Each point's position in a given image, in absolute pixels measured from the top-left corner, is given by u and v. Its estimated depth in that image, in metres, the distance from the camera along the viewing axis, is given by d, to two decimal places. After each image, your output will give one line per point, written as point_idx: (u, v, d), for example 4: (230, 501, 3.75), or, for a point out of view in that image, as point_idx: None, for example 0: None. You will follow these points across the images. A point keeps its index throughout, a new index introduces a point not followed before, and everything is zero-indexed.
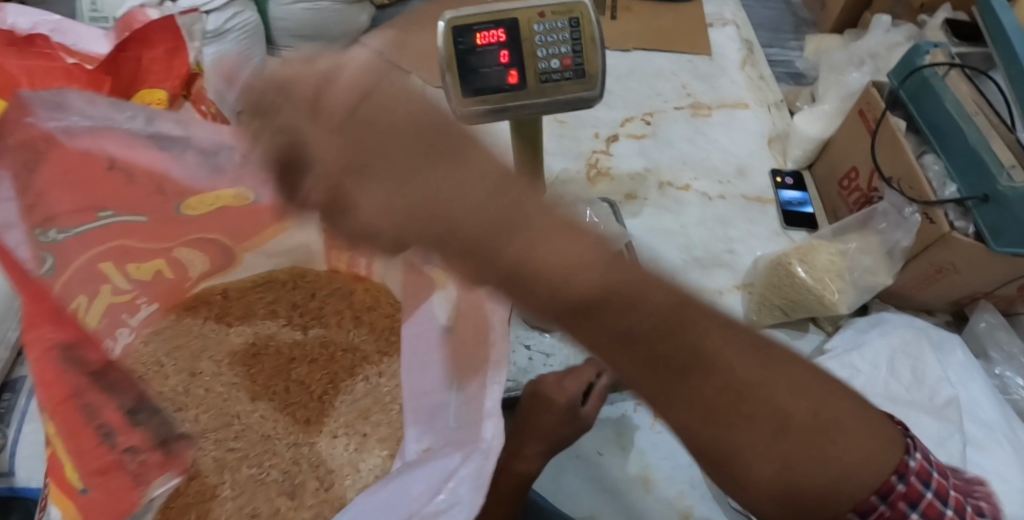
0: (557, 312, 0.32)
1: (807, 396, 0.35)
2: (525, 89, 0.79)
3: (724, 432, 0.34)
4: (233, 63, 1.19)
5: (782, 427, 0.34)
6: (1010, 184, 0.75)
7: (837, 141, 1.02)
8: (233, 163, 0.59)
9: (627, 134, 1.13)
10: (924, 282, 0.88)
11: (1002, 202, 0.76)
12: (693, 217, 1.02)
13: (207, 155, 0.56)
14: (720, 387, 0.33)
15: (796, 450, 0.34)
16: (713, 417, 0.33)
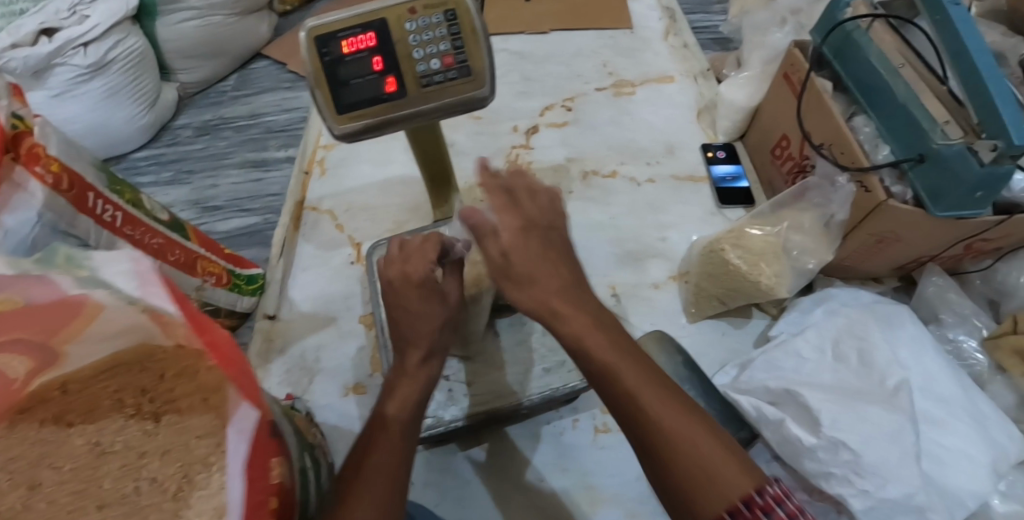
0: (602, 352, 0.55)
1: (692, 423, 0.51)
2: (407, 96, 0.73)
3: (681, 438, 0.50)
4: (121, 95, 1.10)
5: (669, 419, 0.51)
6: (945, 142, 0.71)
7: (766, 108, 0.96)
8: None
9: (547, 123, 1.06)
10: (866, 252, 0.83)
11: (939, 163, 0.72)
12: (622, 206, 0.96)
13: None
14: (625, 395, 0.53)
15: (681, 451, 0.50)
16: (672, 430, 0.50)
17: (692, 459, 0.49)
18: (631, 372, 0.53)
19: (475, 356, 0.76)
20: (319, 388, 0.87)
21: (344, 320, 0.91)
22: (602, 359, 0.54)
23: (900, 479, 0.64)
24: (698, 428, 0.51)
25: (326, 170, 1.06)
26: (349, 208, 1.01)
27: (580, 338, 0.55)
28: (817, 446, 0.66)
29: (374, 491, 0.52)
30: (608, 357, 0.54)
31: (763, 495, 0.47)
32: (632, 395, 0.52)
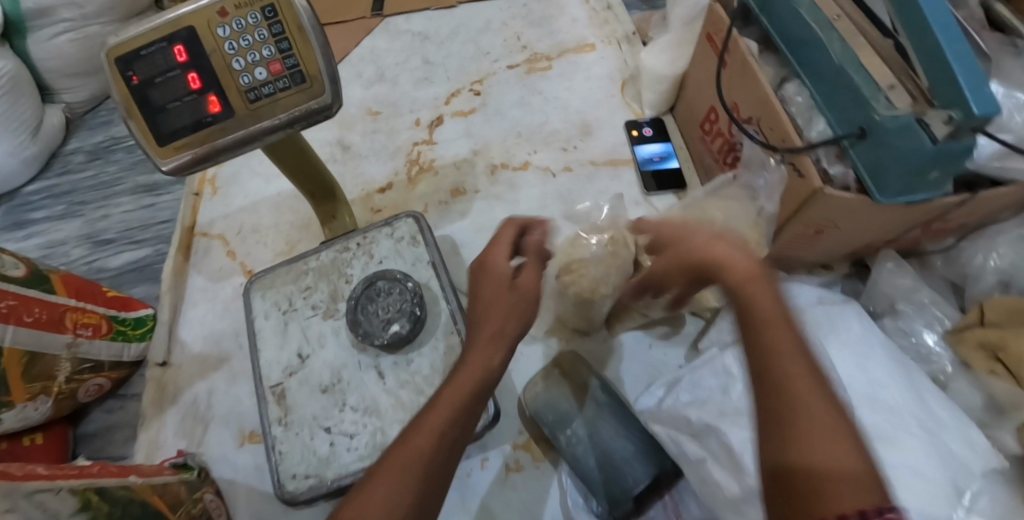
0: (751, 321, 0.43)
1: (833, 414, 0.39)
2: (234, 115, 0.62)
3: (816, 417, 0.39)
4: None
5: (818, 402, 0.39)
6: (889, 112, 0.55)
7: (691, 76, 0.83)
8: None
9: (451, 112, 0.95)
10: (806, 241, 0.70)
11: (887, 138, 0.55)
12: (532, 202, 0.86)
13: None
14: (769, 363, 0.41)
15: (811, 438, 0.38)
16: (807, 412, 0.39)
17: (825, 458, 0.37)
18: (766, 304, 0.44)
19: (355, 404, 0.67)
20: (213, 438, 0.80)
21: (237, 360, 0.84)
22: (739, 278, 0.45)
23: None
24: (838, 412, 0.39)
25: (217, 189, 0.96)
26: (240, 231, 0.92)
27: (738, 271, 0.45)
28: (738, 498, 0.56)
29: (386, 477, 0.43)
30: (740, 262, 0.46)
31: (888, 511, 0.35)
32: (788, 355, 0.41)
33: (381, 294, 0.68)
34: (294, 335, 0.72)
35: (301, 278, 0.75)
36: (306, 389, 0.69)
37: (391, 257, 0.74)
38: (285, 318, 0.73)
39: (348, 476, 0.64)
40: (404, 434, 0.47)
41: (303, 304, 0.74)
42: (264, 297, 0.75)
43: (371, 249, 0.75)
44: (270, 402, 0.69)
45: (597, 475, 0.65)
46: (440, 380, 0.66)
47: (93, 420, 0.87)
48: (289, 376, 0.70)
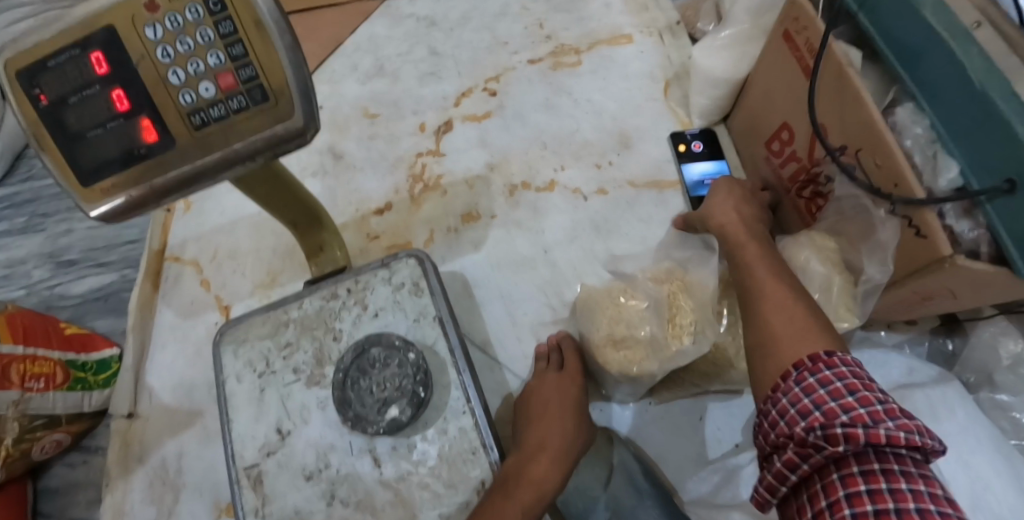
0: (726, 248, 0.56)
1: (785, 311, 0.46)
2: (176, 143, 0.49)
3: (763, 298, 0.48)
4: None
5: (775, 308, 0.46)
6: None
7: (756, 82, 0.68)
8: None
9: (461, 116, 0.81)
10: (907, 305, 0.57)
11: None
12: (557, 231, 0.72)
13: None
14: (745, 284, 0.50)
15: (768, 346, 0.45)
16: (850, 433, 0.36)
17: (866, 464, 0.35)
18: (782, 321, 0.45)
19: (344, 493, 0.56)
20: (187, 507, 0.70)
21: (209, 416, 0.73)
22: (755, 306, 0.48)
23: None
24: (792, 318, 0.45)
25: (191, 204, 0.84)
26: (216, 258, 0.80)
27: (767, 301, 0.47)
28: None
29: None
30: (768, 286, 0.48)
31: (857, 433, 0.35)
32: (780, 332, 0.44)
33: (377, 364, 0.56)
34: (272, 405, 0.60)
35: (281, 332, 0.63)
36: (286, 475, 0.58)
37: (389, 308, 0.61)
38: (262, 382, 0.61)
39: None
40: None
41: (282, 366, 0.62)
42: (237, 355, 0.63)
43: (365, 298, 0.63)
44: (245, 489, 0.58)
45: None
46: (448, 475, 0.54)
47: (56, 474, 0.77)
48: (266, 456, 0.58)
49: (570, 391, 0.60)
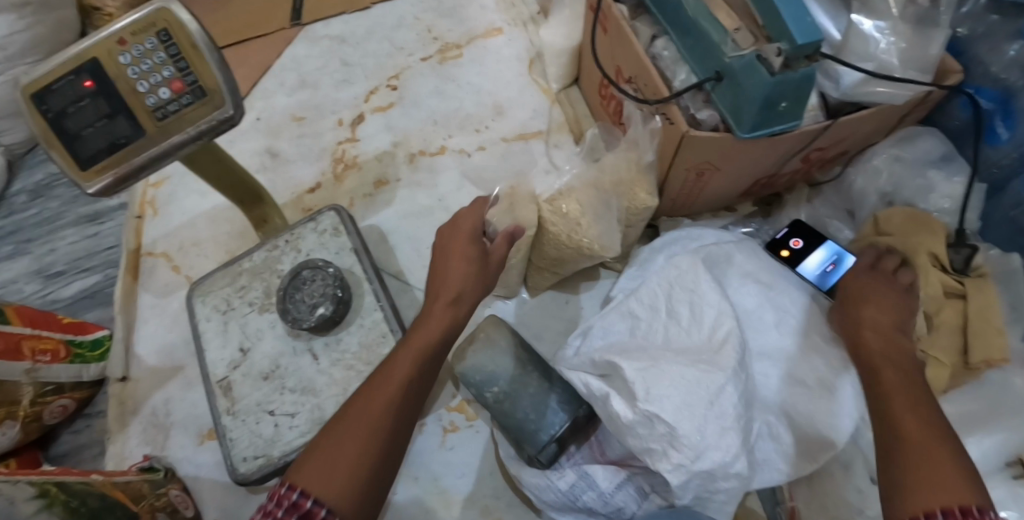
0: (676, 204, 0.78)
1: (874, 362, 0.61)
2: (146, 133, 0.67)
3: (876, 346, 0.62)
4: None
5: (881, 348, 0.61)
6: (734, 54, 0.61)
7: (586, 47, 0.87)
8: None
9: (371, 109, 0.99)
10: (694, 187, 0.76)
11: (734, 78, 0.61)
12: (451, 184, 0.90)
13: None
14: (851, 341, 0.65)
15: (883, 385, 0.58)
16: (890, 413, 0.55)
17: (908, 429, 0.52)
18: (889, 368, 0.59)
19: (295, 384, 0.73)
20: (175, 441, 0.85)
21: (189, 368, 0.90)
22: (864, 339, 0.63)
23: (718, 447, 0.59)
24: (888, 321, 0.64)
25: (157, 209, 1.01)
26: (183, 247, 0.97)
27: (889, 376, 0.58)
28: (633, 422, 0.60)
29: (383, 391, 0.55)
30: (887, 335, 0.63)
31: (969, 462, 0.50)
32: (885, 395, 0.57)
33: (306, 282, 0.73)
34: (234, 332, 0.77)
35: (237, 279, 0.80)
36: (249, 380, 0.75)
37: (316, 248, 0.79)
38: (225, 318, 0.78)
39: (292, 451, 0.70)
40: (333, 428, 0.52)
41: (240, 303, 0.79)
42: (204, 302, 0.80)
43: (299, 244, 0.80)
44: (218, 395, 0.75)
45: (525, 423, 0.69)
46: (369, 356, 0.72)
47: (63, 441, 0.92)
48: (233, 370, 0.76)
49: (475, 249, 0.65)
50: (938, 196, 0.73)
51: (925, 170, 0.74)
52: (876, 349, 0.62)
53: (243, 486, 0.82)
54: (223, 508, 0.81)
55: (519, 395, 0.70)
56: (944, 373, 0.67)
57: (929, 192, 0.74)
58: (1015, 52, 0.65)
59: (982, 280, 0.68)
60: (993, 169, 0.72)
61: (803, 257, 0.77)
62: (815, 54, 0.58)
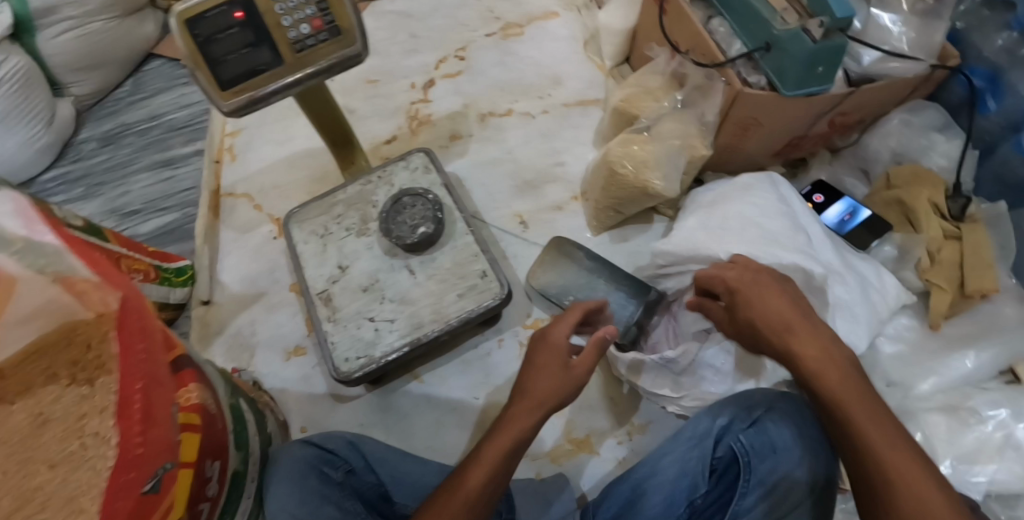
0: (718, 150, 0.92)
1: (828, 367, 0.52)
2: (284, 63, 0.77)
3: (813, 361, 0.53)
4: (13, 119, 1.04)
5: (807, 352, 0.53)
6: (783, 27, 0.76)
7: (641, 27, 1.00)
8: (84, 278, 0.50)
9: (441, 75, 1.10)
10: (738, 140, 0.89)
11: (780, 46, 0.77)
12: (517, 140, 1.01)
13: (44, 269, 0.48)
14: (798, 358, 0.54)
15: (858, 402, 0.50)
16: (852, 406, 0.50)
17: (830, 388, 0.51)
18: (765, 294, 0.59)
19: (389, 293, 0.82)
20: (260, 358, 0.92)
21: (273, 293, 0.96)
22: (793, 332, 0.55)
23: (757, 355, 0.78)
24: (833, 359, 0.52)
25: (235, 155, 1.09)
26: (263, 189, 1.05)
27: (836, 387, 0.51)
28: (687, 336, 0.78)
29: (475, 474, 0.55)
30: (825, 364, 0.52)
31: None
32: (791, 330, 0.55)
33: (407, 207, 0.84)
34: (332, 252, 0.86)
35: (333, 208, 0.89)
36: (348, 292, 0.83)
37: (408, 183, 0.89)
38: (322, 241, 0.87)
39: (394, 350, 0.79)
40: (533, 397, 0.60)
41: (336, 228, 0.87)
42: (301, 228, 0.88)
43: (391, 179, 0.89)
44: (319, 303, 0.83)
45: None
46: (461, 270, 0.82)
47: None
48: (332, 283, 0.84)
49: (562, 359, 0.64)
50: (938, 155, 0.88)
51: (928, 132, 0.88)
52: (808, 351, 0.54)
53: (327, 396, 0.88)
54: (308, 416, 0.87)
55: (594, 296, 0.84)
56: (945, 297, 0.81)
57: (931, 151, 0.88)
58: (1001, 41, 0.80)
59: (976, 225, 0.83)
60: (984, 135, 0.87)
61: (825, 208, 0.90)
62: (846, 28, 0.75)
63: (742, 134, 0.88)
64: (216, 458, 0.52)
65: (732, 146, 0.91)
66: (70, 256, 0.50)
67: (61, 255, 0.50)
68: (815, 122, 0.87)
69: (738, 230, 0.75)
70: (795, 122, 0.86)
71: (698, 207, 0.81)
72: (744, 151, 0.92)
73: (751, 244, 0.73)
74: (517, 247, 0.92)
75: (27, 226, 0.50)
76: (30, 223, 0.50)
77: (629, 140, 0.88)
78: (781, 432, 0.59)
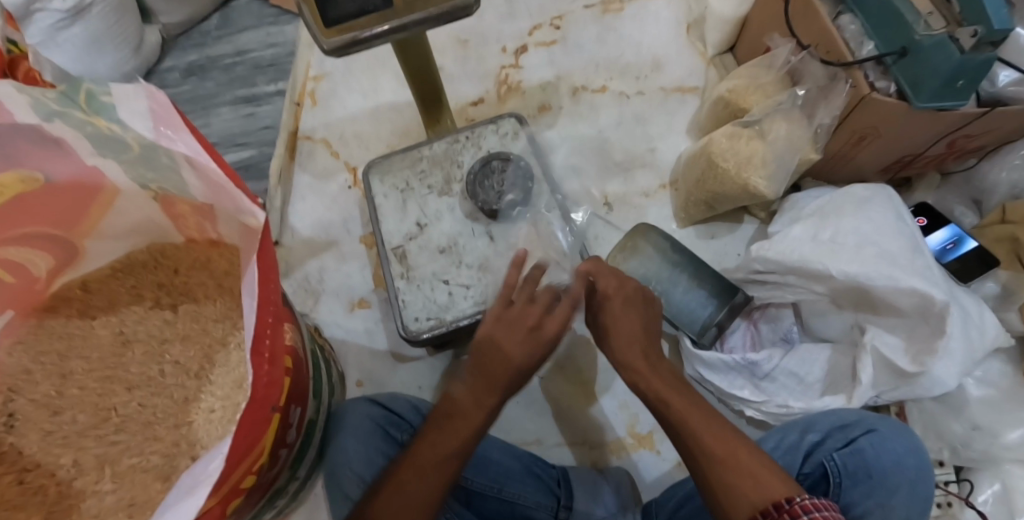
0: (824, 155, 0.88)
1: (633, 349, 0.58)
2: (393, 8, 0.73)
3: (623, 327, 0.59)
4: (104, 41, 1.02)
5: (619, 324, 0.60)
6: (926, 32, 0.69)
7: (755, 18, 0.95)
8: (212, 186, 0.38)
9: (535, 43, 1.06)
10: (849, 148, 0.85)
11: (919, 53, 0.71)
12: (610, 120, 0.98)
13: (195, 169, 0.37)
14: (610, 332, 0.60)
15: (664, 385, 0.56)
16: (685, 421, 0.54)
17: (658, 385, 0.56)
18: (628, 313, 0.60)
19: (466, 259, 0.80)
20: (324, 306, 0.91)
21: (344, 243, 0.95)
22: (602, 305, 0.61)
23: (840, 379, 0.74)
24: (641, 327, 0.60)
25: (317, 101, 1.07)
26: (344, 136, 1.04)
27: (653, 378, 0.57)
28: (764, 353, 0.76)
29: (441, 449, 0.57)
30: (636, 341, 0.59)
31: (791, 503, 0.47)
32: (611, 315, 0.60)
33: (497, 171, 0.81)
34: (412, 210, 0.84)
35: (416, 164, 0.86)
36: (425, 252, 0.81)
37: (497, 148, 0.86)
38: (404, 196, 0.84)
39: (469, 318, 0.76)
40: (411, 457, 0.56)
41: (419, 186, 0.85)
42: (382, 181, 0.86)
43: (479, 142, 0.87)
44: (394, 261, 0.81)
45: (677, 317, 0.80)
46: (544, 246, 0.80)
47: None
48: (409, 241, 0.82)
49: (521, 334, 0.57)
50: None
51: None
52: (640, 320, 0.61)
53: (388, 354, 0.87)
54: (366, 371, 0.86)
55: (674, 291, 0.80)
56: None
57: None
58: None
59: None
60: None
61: (928, 232, 0.85)
62: (1000, 42, 0.66)
63: (855, 144, 0.83)
64: (299, 405, 0.49)
65: (840, 154, 0.87)
66: (186, 172, 0.38)
67: (177, 170, 0.39)
68: (937, 143, 0.81)
69: (851, 246, 0.71)
70: (916, 140, 0.80)
71: (802, 218, 0.77)
72: (851, 160, 0.87)
73: (866, 263, 0.69)
74: (600, 228, 0.90)
75: (159, 132, 0.35)
76: (162, 125, 0.35)
77: (735, 134, 0.84)
78: (883, 455, 0.57)
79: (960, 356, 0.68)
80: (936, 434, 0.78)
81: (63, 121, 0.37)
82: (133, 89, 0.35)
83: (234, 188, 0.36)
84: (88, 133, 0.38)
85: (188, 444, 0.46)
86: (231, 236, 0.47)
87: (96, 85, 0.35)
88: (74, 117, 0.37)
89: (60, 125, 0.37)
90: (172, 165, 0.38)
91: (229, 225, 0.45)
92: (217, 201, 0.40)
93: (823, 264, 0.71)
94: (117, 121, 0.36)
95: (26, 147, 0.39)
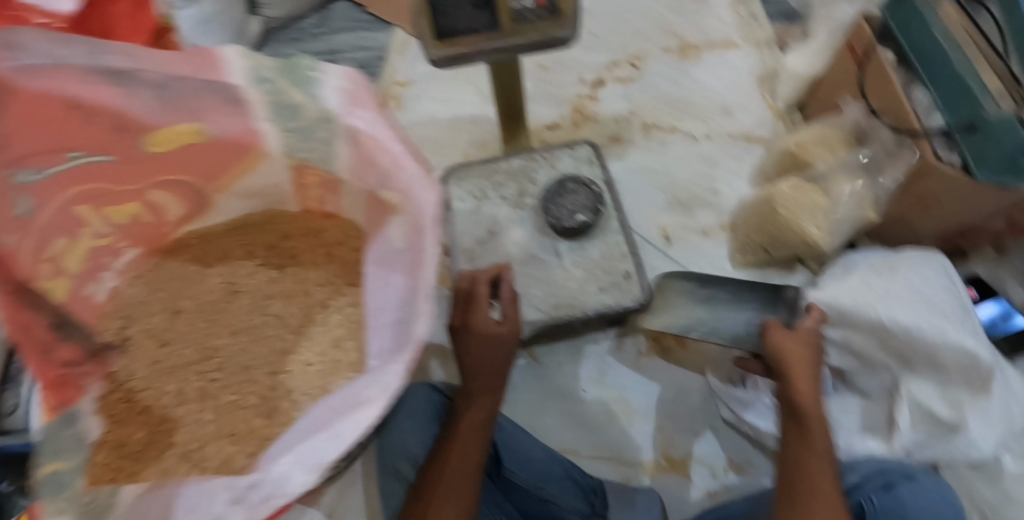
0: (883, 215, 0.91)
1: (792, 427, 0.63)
2: (499, 29, 0.78)
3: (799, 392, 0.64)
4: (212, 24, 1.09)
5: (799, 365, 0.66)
6: (995, 111, 0.71)
7: (827, 79, 0.99)
8: (371, 157, 0.48)
9: (613, 78, 1.11)
10: (911, 210, 0.88)
11: (986, 131, 0.72)
12: (677, 157, 1.03)
13: (364, 137, 0.47)
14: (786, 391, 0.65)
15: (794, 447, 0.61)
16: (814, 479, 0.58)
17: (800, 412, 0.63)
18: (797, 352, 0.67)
19: (530, 269, 0.84)
20: None
21: None
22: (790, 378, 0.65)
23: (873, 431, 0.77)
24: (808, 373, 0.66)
25: (401, 105, 1.14)
26: (422, 141, 1.10)
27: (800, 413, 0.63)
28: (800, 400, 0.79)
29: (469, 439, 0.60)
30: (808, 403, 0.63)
31: None
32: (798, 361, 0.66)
33: (570, 191, 0.85)
34: (483, 216, 0.88)
35: (493, 175, 0.91)
36: (491, 257, 0.85)
37: (571, 170, 0.91)
38: (477, 202, 0.89)
39: (529, 324, 0.81)
40: (458, 434, 0.60)
41: (492, 194, 0.90)
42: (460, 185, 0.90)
43: (554, 163, 0.91)
44: (462, 260, 0.85)
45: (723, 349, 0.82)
46: (605, 267, 0.83)
47: None
48: (478, 244, 0.86)
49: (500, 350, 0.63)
50: None
51: None
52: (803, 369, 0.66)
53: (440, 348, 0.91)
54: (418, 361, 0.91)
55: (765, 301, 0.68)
56: None
57: None
58: None
59: None
60: None
61: None
62: None
63: (916, 208, 0.87)
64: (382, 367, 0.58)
65: (900, 216, 0.90)
66: (346, 142, 0.49)
67: (337, 137, 0.49)
68: (998, 217, 0.84)
69: (905, 298, 0.73)
70: (977, 213, 0.82)
71: (855, 269, 0.79)
72: (909, 223, 0.90)
73: (918, 315, 0.72)
74: (657, 259, 0.95)
75: (351, 104, 0.46)
76: (355, 103, 0.46)
77: (797, 185, 0.88)
78: (919, 501, 0.59)
79: (1001, 420, 0.70)
80: (967, 499, 0.79)
81: (266, 87, 0.48)
82: (338, 72, 0.46)
83: (407, 161, 0.45)
84: (275, 100, 0.49)
85: (283, 391, 0.55)
86: (350, 205, 0.56)
87: (307, 64, 0.47)
88: (277, 84, 0.48)
89: (260, 89, 0.48)
90: (331, 133, 0.49)
91: (356, 198, 0.54)
92: (362, 170, 0.50)
93: (876, 313, 0.73)
94: (313, 92, 0.47)
95: (211, 104, 0.50)
